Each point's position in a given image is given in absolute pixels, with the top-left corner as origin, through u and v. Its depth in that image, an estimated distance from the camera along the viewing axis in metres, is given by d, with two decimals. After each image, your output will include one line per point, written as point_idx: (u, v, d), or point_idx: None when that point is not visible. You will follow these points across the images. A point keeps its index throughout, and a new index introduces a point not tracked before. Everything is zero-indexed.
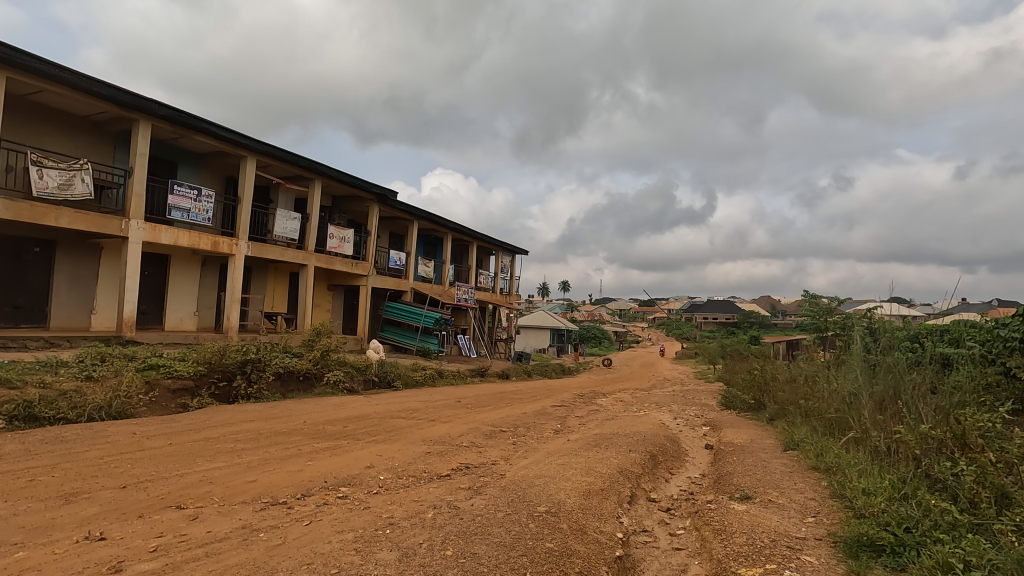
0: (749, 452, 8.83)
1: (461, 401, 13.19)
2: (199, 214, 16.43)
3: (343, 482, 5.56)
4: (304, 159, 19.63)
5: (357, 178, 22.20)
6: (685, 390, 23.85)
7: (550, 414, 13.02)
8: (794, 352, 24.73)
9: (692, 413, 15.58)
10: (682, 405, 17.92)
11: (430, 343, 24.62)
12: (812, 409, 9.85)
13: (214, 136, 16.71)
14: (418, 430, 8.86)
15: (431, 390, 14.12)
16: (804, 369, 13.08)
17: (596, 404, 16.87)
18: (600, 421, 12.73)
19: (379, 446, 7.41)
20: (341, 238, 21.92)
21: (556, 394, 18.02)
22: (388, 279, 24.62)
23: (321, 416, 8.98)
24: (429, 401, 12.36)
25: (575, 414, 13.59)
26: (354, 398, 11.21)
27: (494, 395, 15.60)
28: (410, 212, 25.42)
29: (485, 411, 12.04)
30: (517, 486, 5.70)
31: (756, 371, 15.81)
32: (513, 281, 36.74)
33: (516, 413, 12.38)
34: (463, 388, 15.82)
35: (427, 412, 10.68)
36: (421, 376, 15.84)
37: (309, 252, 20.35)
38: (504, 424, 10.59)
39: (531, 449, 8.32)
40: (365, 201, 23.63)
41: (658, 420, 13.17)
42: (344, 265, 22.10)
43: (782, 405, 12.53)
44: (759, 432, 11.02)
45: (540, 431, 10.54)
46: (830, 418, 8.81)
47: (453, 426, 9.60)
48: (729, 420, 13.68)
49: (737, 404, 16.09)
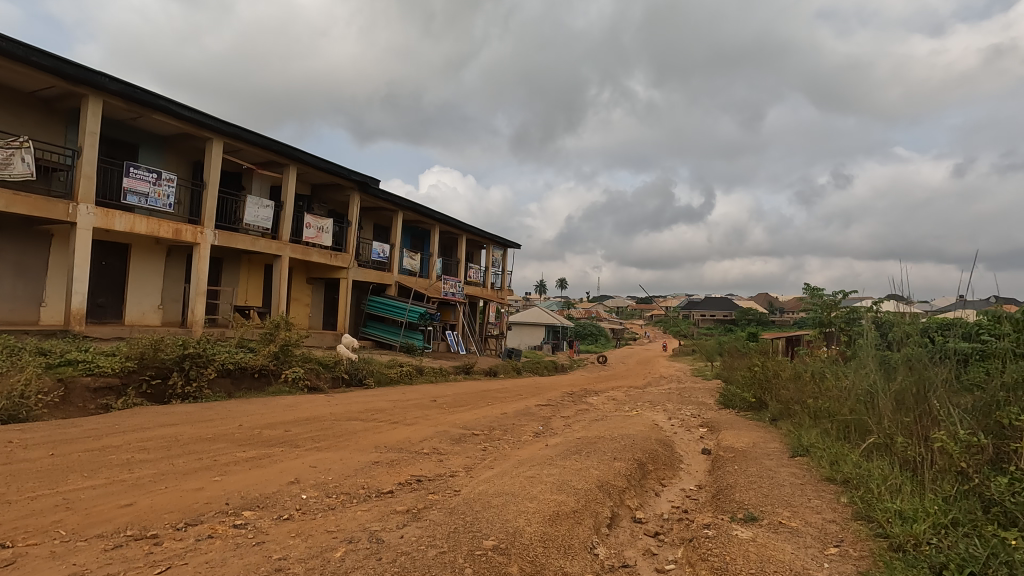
0: (753, 459, 7.71)
1: (435, 401, 12.06)
2: (158, 199, 15.29)
3: (249, 504, 4.46)
4: (277, 143, 18.49)
5: (336, 165, 21.05)
6: (682, 388, 22.79)
7: (533, 415, 11.92)
8: (795, 348, 23.70)
9: (688, 412, 14.50)
10: (677, 403, 16.86)
11: (414, 339, 23.41)
12: (823, 410, 8.73)
13: (175, 115, 15.55)
14: (376, 435, 7.75)
15: (406, 388, 13.04)
16: (811, 365, 11.96)
17: (586, 403, 15.81)
18: (587, 422, 11.64)
19: (318, 455, 6.29)
20: (319, 228, 20.78)
21: (544, 393, 16.91)
22: (371, 272, 23.48)
23: (264, 417, 7.88)
24: (399, 401, 11.21)
25: (560, 415, 12.50)
26: (313, 397, 10.11)
27: (475, 393, 14.46)
28: (393, 202, 24.27)
29: (460, 412, 10.90)
30: (468, 509, 4.59)
31: (757, 367, 14.70)
32: (504, 275, 35.65)
33: (494, 413, 11.30)
34: (442, 387, 14.69)
35: (392, 414, 9.53)
36: (398, 374, 14.71)
37: (284, 243, 19.20)
38: (478, 427, 9.48)
39: (501, 456, 7.24)
40: (345, 189, 22.47)
41: (651, 420, 12.12)
42: (322, 256, 20.95)
43: (785, 405, 11.47)
44: (763, 435, 9.92)
45: (518, 434, 9.44)
46: (843, 419, 7.75)
47: (417, 429, 8.50)
48: (728, 420, 12.59)
49: (737, 403, 14.99)
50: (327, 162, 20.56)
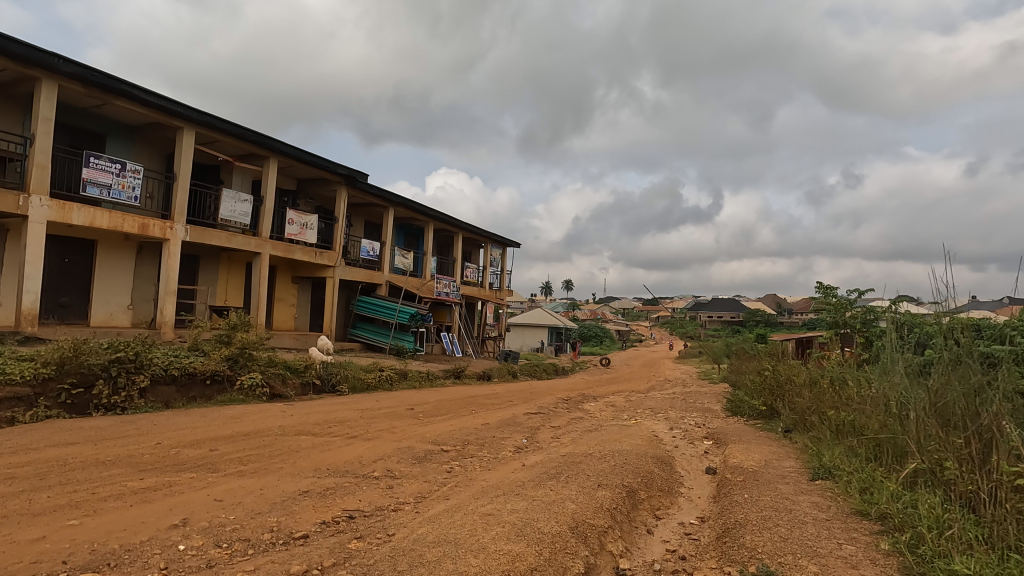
0: (767, 484, 6.52)
1: (412, 410, 10.92)
2: (123, 191, 14.31)
3: (96, 564, 3.36)
4: (256, 134, 17.47)
5: (320, 158, 20.00)
6: (687, 393, 21.54)
7: (520, 426, 10.75)
8: (806, 351, 22.46)
9: (692, 421, 13.29)
10: (681, 410, 15.64)
11: (405, 341, 22.30)
12: (847, 425, 7.50)
13: (141, 101, 14.55)
14: (322, 454, 6.61)
15: (382, 395, 11.96)
16: (831, 370, 10.69)
17: (582, 411, 14.62)
18: (579, 434, 10.46)
19: (234, 483, 5.15)
20: (303, 224, 19.75)
21: (537, 399, 15.74)
22: (360, 270, 22.41)
23: (194, 432, 6.80)
24: (368, 410, 10.07)
25: (550, 425, 11.32)
26: (269, 407, 9.05)
27: (460, 401, 13.29)
28: (383, 197, 23.18)
29: (435, 423, 9.76)
30: (388, 569, 3.46)
31: (768, 371, 13.44)
32: (503, 275, 34.50)
33: (474, 423, 10.19)
34: (425, 393, 13.54)
35: (353, 426, 8.39)
36: (377, 379, 13.59)
37: (263, 239, 18.16)
38: (450, 442, 8.32)
39: (466, 480, 6.12)
40: (331, 183, 21.40)
41: (649, 431, 10.96)
42: (306, 254, 19.88)
43: (800, 415, 10.29)
44: (777, 451, 8.70)
45: (496, 450, 8.29)
46: (872, 436, 6.58)
47: (376, 446, 7.36)
48: (736, 431, 11.40)
49: (746, 410, 13.74)
50: (310, 155, 19.51)
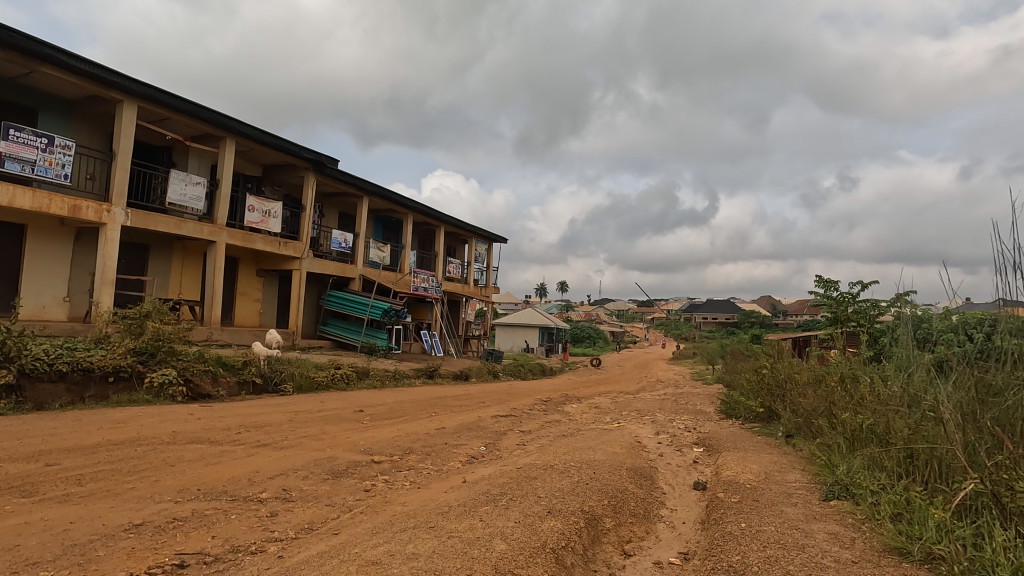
0: (771, 507, 5.12)
1: (360, 413, 9.49)
2: (50, 169, 12.86)
3: None
4: (208, 111, 15.99)
5: (284, 141, 18.53)
6: (678, 394, 20.31)
7: (484, 431, 9.36)
8: (804, 349, 21.23)
9: (681, 424, 11.92)
10: (670, 413, 14.30)
11: (377, 339, 20.86)
12: (866, 430, 6.14)
13: (72, 69, 13.12)
14: (205, 468, 5.18)
15: (332, 396, 10.60)
16: (840, 365, 9.35)
17: (562, 413, 13.28)
18: (551, 439, 9.11)
19: (36, 514, 3.74)
20: (265, 212, 18.31)
21: (513, 400, 14.35)
22: (330, 264, 20.97)
23: (46, 440, 5.38)
24: (303, 413, 8.63)
25: (520, 429, 9.94)
26: (177, 408, 7.65)
27: (423, 402, 11.87)
28: (356, 185, 21.75)
29: (380, 427, 8.36)
30: None
31: (766, 370, 12.09)
32: (489, 271, 33.10)
33: (429, 427, 8.83)
34: (385, 394, 12.12)
35: (270, 432, 6.97)
36: (331, 378, 12.15)
37: (218, 227, 16.71)
38: (388, 451, 6.92)
39: (382, 503, 4.72)
40: (298, 169, 19.93)
41: (632, 436, 9.64)
42: (269, 244, 18.45)
43: (804, 418, 8.96)
44: (778, 461, 7.33)
45: (444, 461, 6.90)
46: (902, 446, 5.24)
47: (286, 456, 5.95)
48: (730, 436, 10.09)
49: (742, 413, 12.42)
50: (273, 137, 18.04)
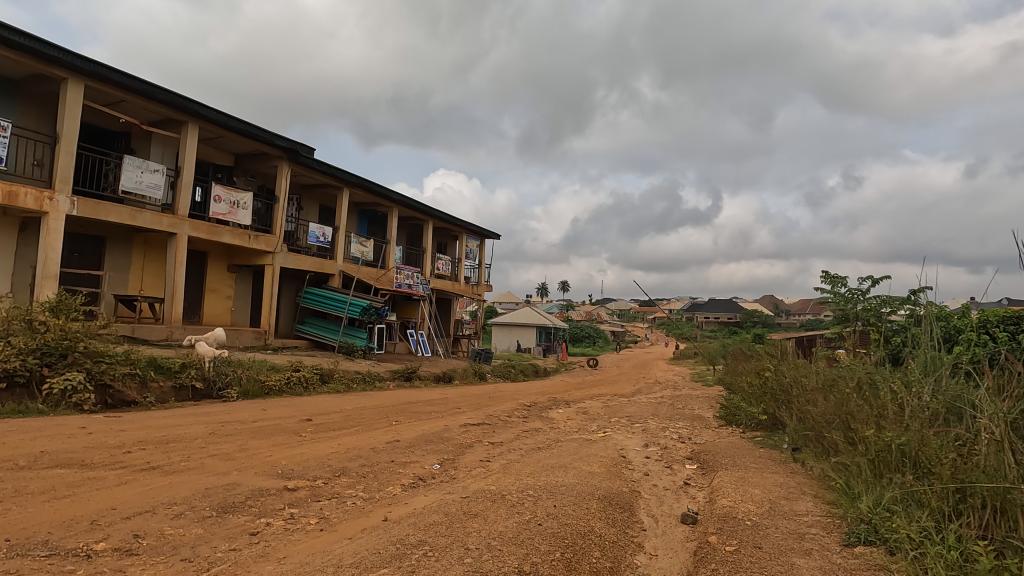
0: (777, 559, 3.89)
1: (305, 422, 8.30)
2: None
3: None
4: (167, 92, 14.77)
5: (254, 127, 17.33)
6: (675, 397, 19.10)
7: (446, 443, 8.16)
8: (809, 349, 20.02)
9: (675, 434, 10.72)
10: (665, 419, 13.11)
11: (356, 338, 19.66)
12: (895, 452, 4.94)
13: (7, 43, 11.92)
14: (43, 506, 4.00)
15: (280, 403, 9.42)
16: (855, 369, 8.14)
17: (545, 420, 12.09)
18: (523, 453, 7.95)
19: None
20: (234, 203, 17.14)
21: (493, 406, 13.15)
22: (306, 259, 19.84)
23: None
24: (232, 423, 7.44)
25: (490, 441, 8.74)
26: (73, 419, 6.52)
27: (388, 409, 10.67)
28: (335, 176, 20.55)
29: (320, 441, 7.16)
30: None
31: (770, 373, 10.88)
32: (481, 268, 31.88)
33: (381, 440, 7.66)
34: (347, 400, 10.93)
35: (172, 449, 5.79)
36: (288, 381, 10.98)
37: (179, 218, 15.55)
38: (314, 473, 5.73)
39: (253, 559, 3.54)
40: (271, 157, 18.73)
41: (617, 450, 8.45)
42: (238, 237, 17.30)
43: (813, 429, 7.76)
44: (783, 486, 6.10)
45: (380, 486, 5.70)
46: (950, 481, 4.04)
47: (172, 484, 4.79)
48: (728, 449, 8.91)
49: (742, 420, 11.25)
50: (240, 122, 16.83)
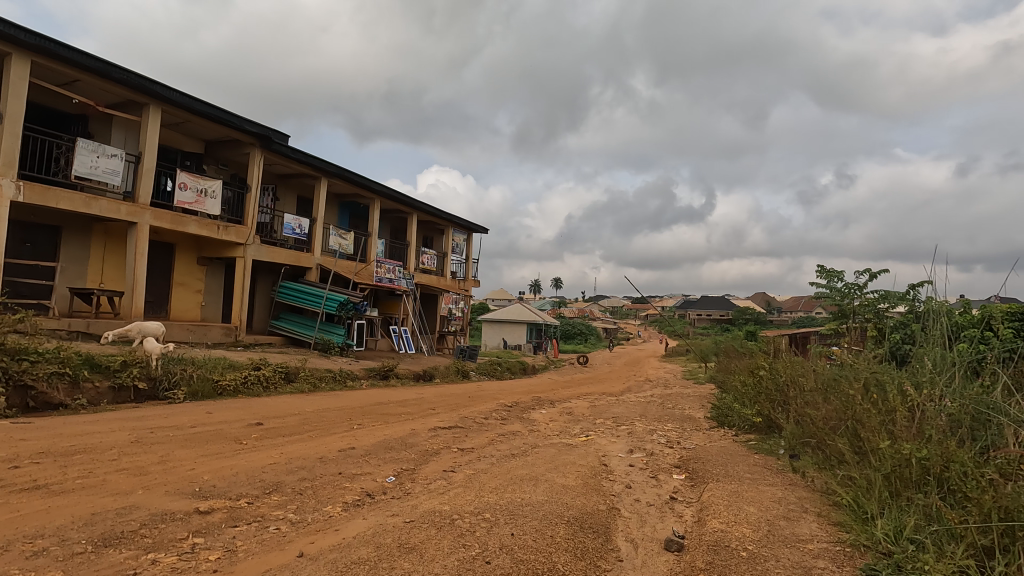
0: None
1: (254, 427, 7.48)
2: None
3: None
4: (124, 71, 13.82)
5: (222, 111, 16.38)
6: (665, 396, 18.39)
7: (409, 451, 7.35)
8: (803, 346, 19.38)
9: (664, 437, 9.97)
10: (654, 420, 12.37)
11: (333, 335, 18.78)
12: (919, 470, 4.23)
13: None
14: None
15: (232, 404, 8.59)
16: (860, 369, 7.46)
17: (527, 422, 11.30)
18: (493, 461, 7.16)
19: None
20: (201, 191, 16.20)
21: (472, 406, 12.36)
22: (280, 252, 18.93)
23: None
24: (164, 430, 6.59)
25: (459, 447, 7.94)
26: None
27: (354, 411, 9.86)
28: (311, 164, 19.61)
29: (262, 449, 6.34)
30: None
31: (764, 372, 10.17)
32: (468, 263, 31.00)
33: (334, 447, 6.86)
34: (310, 400, 10.10)
35: (74, 462, 4.97)
36: (246, 380, 10.13)
37: (140, 206, 14.60)
38: (241, 490, 4.91)
39: None
40: (242, 144, 17.79)
41: (599, 457, 7.67)
42: (206, 227, 16.38)
43: (815, 434, 7.02)
44: (781, 501, 5.38)
45: (318, 506, 4.87)
46: (996, 513, 3.33)
47: (48, 509, 3.96)
48: (719, 455, 8.17)
49: (735, 422, 10.53)
50: (207, 105, 15.89)
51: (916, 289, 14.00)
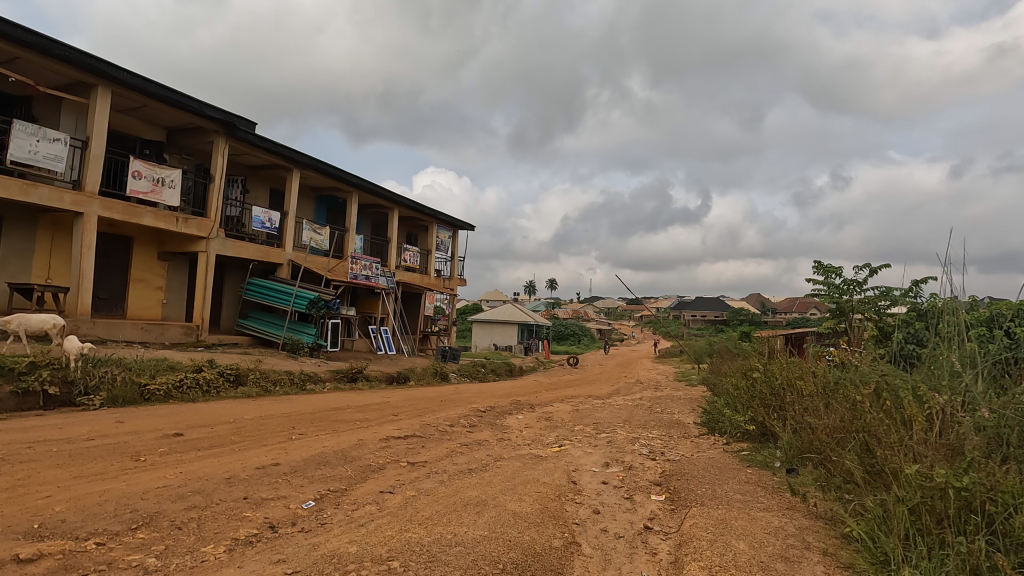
0: None
1: (169, 440, 6.46)
2: None
3: None
4: (66, 48, 12.67)
5: (183, 96, 15.30)
6: (655, 399, 17.44)
7: (346, 466, 6.32)
8: (799, 347, 18.49)
9: (647, 446, 9.00)
10: (639, 427, 11.39)
11: (303, 335, 17.69)
12: (959, 504, 3.29)
13: None
14: None
15: (154, 412, 7.55)
16: (865, 371, 6.55)
17: (499, 429, 10.29)
18: (444, 479, 6.17)
19: None
20: (157, 180, 15.12)
21: (441, 411, 11.33)
22: (248, 247, 17.87)
23: None
24: (47, 444, 5.55)
25: (409, 461, 6.91)
26: None
27: (301, 418, 8.80)
28: (282, 154, 18.56)
29: (160, 468, 5.30)
30: None
31: (757, 373, 9.24)
32: (454, 261, 29.98)
33: (255, 463, 5.85)
34: (254, 407, 9.04)
35: None
36: (182, 383, 9.07)
37: (88, 195, 13.51)
38: (98, 526, 3.88)
39: None
40: (206, 131, 16.72)
41: (567, 473, 6.69)
42: (163, 219, 15.30)
43: (818, 446, 6.07)
44: (778, 534, 4.40)
45: (194, 547, 3.83)
46: None
47: None
48: (707, 468, 7.21)
49: (726, 429, 9.58)
50: (165, 88, 14.81)
51: (919, 285, 13.05)
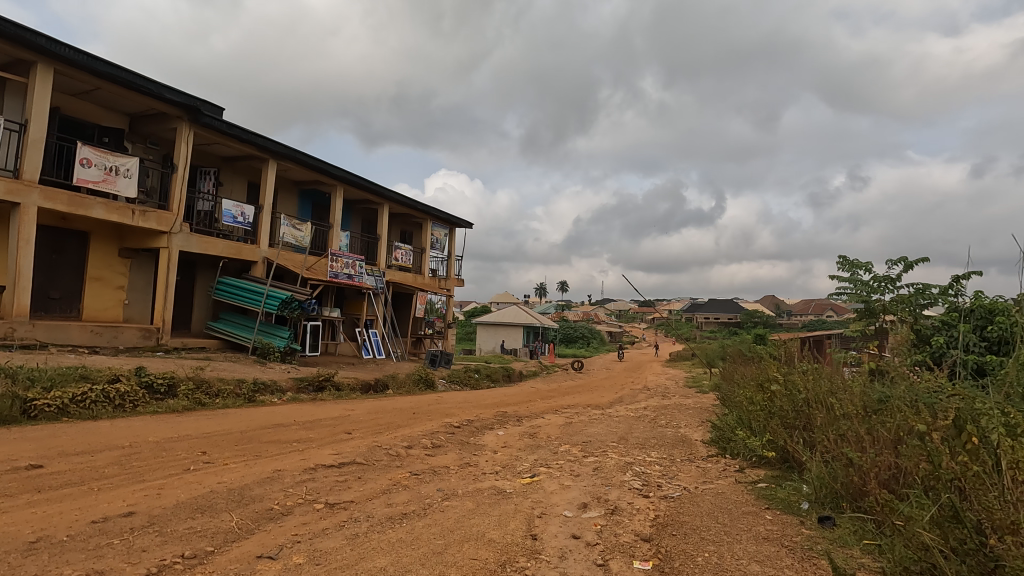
0: None
1: (6, 475, 4.95)
2: None
3: None
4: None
5: (142, 79, 14.02)
6: (662, 409, 15.75)
7: (234, 514, 4.80)
8: (820, 351, 16.71)
9: (641, 474, 7.41)
10: (637, 445, 9.76)
11: (275, 338, 16.28)
12: None
13: None
14: None
15: (21, 437, 6.06)
16: (923, 388, 5.00)
17: (470, 450, 8.71)
18: (358, 533, 4.62)
19: None
20: (110, 168, 13.80)
21: (406, 427, 9.75)
22: (217, 242, 16.53)
23: None
24: None
25: (327, 503, 5.38)
26: None
27: (223, 440, 7.30)
28: (255, 143, 17.19)
29: None
30: None
31: (775, 386, 7.63)
32: (450, 260, 28.50)
33: (99, 514, 4.35)
34: (170, 425, 7.56)
35: None
36: (84, 397, 7.62)
37: (26, 183, 12.21)
38: None
39: None
40: (169, 118, 15.42)
41: (528, 522, 5.10)
42: (117, 212, 13.99)
43: (867, 490, 4.48)
44: None
45: None
46: None
47: None
48: (716, 511, 5.60)
49: (740, 451, 7.96)
50: (120, 69, 13.53)
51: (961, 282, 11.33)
